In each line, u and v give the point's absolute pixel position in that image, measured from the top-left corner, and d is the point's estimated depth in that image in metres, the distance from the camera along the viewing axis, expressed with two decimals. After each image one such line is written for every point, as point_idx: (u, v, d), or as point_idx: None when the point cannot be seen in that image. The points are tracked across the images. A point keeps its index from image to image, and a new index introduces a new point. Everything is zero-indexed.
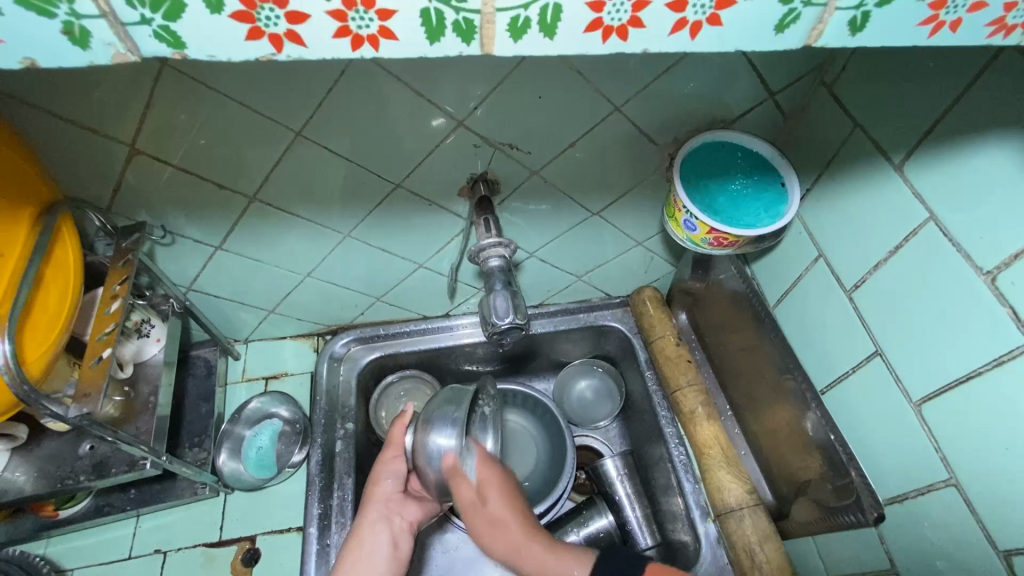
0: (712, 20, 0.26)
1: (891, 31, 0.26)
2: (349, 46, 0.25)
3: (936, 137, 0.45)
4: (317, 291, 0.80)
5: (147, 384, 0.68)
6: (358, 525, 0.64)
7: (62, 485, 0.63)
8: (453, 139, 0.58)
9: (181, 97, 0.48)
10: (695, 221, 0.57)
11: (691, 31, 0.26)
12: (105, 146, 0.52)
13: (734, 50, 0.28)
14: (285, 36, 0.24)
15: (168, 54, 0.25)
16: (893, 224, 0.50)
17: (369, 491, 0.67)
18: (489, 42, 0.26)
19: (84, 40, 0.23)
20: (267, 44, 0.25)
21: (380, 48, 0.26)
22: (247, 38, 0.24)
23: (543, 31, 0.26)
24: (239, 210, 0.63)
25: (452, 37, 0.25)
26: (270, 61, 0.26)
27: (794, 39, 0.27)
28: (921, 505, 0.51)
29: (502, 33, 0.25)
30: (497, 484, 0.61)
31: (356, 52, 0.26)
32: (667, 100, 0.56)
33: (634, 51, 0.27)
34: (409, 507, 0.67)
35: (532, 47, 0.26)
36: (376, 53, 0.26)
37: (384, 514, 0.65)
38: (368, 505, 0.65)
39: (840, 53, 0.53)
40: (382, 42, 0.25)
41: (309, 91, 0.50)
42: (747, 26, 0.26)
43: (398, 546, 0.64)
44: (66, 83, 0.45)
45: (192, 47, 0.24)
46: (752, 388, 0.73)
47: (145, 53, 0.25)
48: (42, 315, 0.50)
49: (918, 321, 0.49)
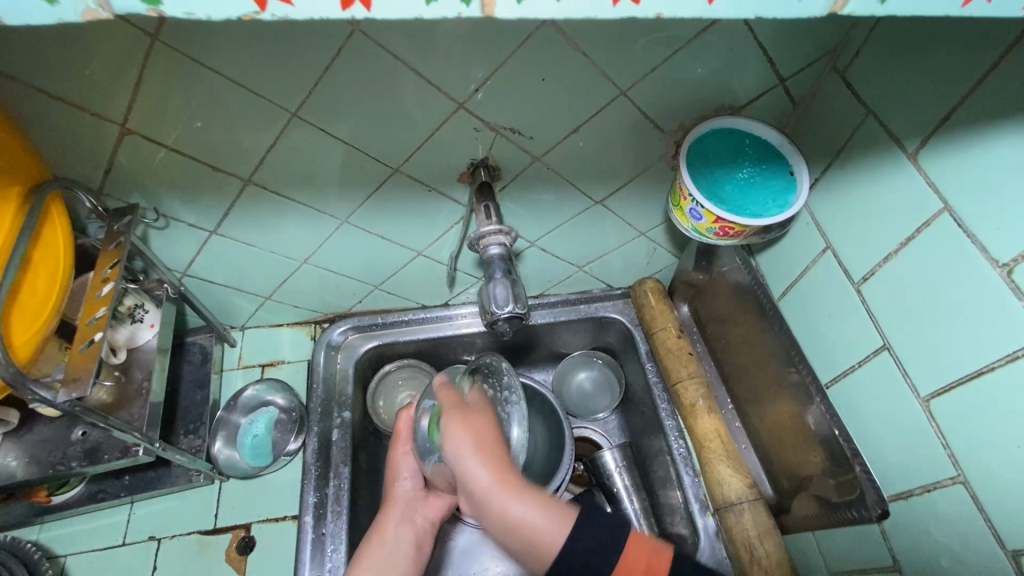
0: None
1: (920, 2, 0.25)
2: (339, 5, 0.24)
3: (952, 124, 0.44)
4: (314, 278, 0.79)
5: (140, 369, 0.67)
6: (380, 523, 0.66)
7: (54, 471, 0.62)
8: (454, 122, 0.56)
9: (172, 74, 0.47)
10: (701, 210, 0.56)
11: None
12: (95, 125, 0.50)
13: (753, 17, 0.26)
14: None
15: (145, 10, 0.23)
16: (906, 215, 0.49)
17: (391, 493, 0.68)
18: (490, 3, 0.24)
19: None
20: (251, 2, 0.23)
21: (374, 8, 0.24)
22: None
23: None
24: (234, 193, 0.61)
25: None
26: (256, 20, 0.24)
27: (818, 5, 0.25)
28: (926, 502, 0.50)
29: None
30: (475, 465, 0.48)
31: (348, 12, 0.24)
32: (674, 85, 0.55)
33: (646, 17, 0.25)
34: (428, 506, 0.68)
35: (537, 10, 0.25)
36: (371, 13, 0.24)
37: (407, 514, 0.67)
38: (390, 510, 0.66)
39: (854, 38, 0.52)
40: (376, 1, 0.24)
41: (305, 70, 0.48)
42: None
43: (421, 546, 0.66)
44: (52, 57, 0.44)
45: (170, 4, 0.23)
46: (755, 382, 0.72)
47: (118, 9, 0.23)
48: (30, 298, 0.49)
49: (929, 315, 0.48)
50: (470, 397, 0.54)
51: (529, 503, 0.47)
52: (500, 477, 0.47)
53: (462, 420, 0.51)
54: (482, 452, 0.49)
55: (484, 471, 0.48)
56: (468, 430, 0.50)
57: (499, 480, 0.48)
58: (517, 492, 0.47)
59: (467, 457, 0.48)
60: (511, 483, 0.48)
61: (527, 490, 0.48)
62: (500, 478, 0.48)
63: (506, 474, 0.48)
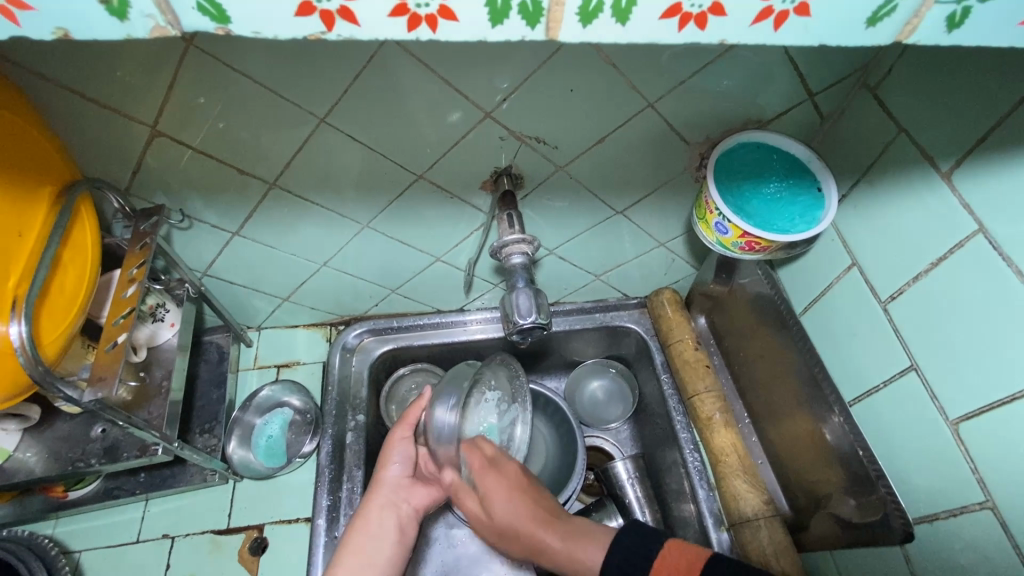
0: (797, 10, 0.24)
1: (988, 30, 0.25)
2: (405, 26, 0.24)
3: (988, 146, 0.44)
4: (332, 280, 0.79)
5: (160, 368, 0.67)
6: (362, 510, 0.65)
7: (74, 468, 0.63)
8: (480, 130, 0.56)
9: (205, 77, 0.47)
10: (728, 224, 0.56)
11: (775, 22, 0.24)
12: (125, 126, 0.51)
13: (816, 44, 0.26)
14: (338, 12, 0.23)
15: (212, 28, 0.23)
16: (938, 234, 0.48)
17: (376, 478, 0.67)
18: (555, 26, 0.24)
19: (124, 11, 0.22)
20: (318, 21, 0.23)
21: (438, 30, 0.24)
22: (298, 13, 0.23)
23: (616, 16, 0.24)
24: (258, 195, 0.61)
25: (517, 19, 0.24)
26: (320, 39, 0.24)
27: (883, 35, 0.25)
28: (953, 527, 0.49)
29: (571, 18, 0.24)
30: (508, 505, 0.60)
31: (411, 33, 0.24)
32: (703, 99, 0.55)
33: (709, 42, 0.25)
34: (416, 493, 0.68)
35: (600, 34, 0.25)
36: (434, 34, 0.25)
37: (391, 501, 0.66)
38: (374, 493, 0.66)
39: (887, 55, 0.51)
40: (441, 23, 0.24)
41: (335, 76, 0.48)
42: (834, 18, 0.24)
43: (405, 531, 0.65)
44: (89, 60, 0.44)
45: (237, 22, 0.23)
46: (773, 397, 0.71)
47: (186, 27, 0.23)
48: (59, 298, 0.49)
49: (961, 339, 0.47)
50: (508, 469, 0.61)
51: (567, 544, 0.58)
52: (533, 521, 0.59)
53: (492, 494, 0.60)
54: (512, 500, 0.60)
55: (557, 538, 0.58)
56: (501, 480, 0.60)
57: (533, 523, 0.59)
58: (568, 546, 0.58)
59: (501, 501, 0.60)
60: (540, 514, 0.60)
61: (581, 540, 0.58)
62: (546, 530, 0.59)
63: (536, 514, 0.60)
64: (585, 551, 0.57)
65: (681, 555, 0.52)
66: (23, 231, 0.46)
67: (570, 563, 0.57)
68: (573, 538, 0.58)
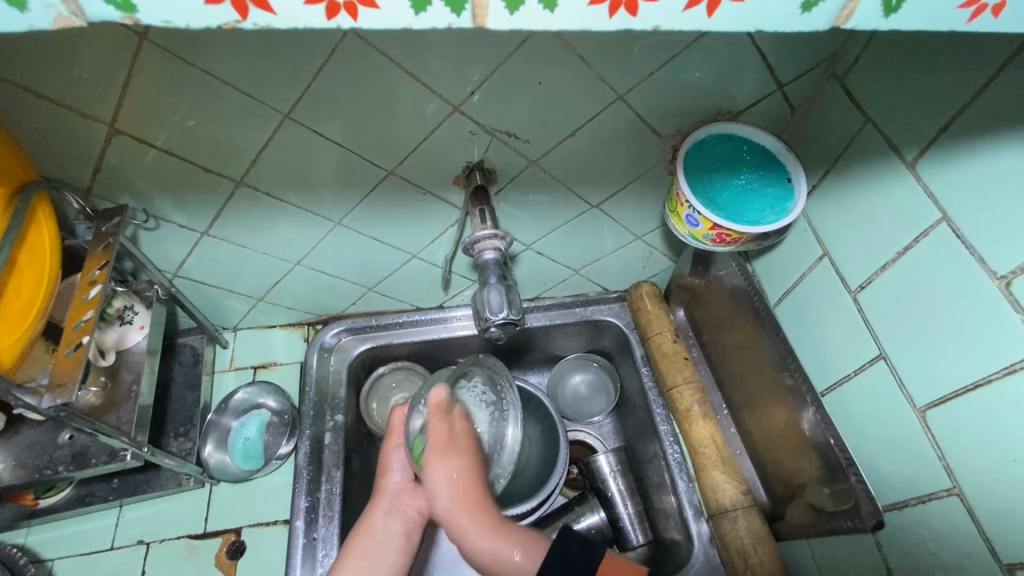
0: None
1: (925, 15, 0.25)
2: (324, 15, 0.23)
3: (951, 135, 0.44)
4: (307, 279, 0.78)
5: (129, 372, 0.65)
6: (367, 515, 0.66)
7: (41, 475, 0.62)
8: (449, 124, 0.55)
9: (163, 74, 0.46)
10: (698, 216, 0.56)
11: (708, 7, 0.24)
12: (86, 125, 0.49)
13: (752, 30, 0.26)
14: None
15: (119, 17, 0.22)
16: (905, 224, 0.49)
17: (379, 484, 0.68)
18: (481, 13, 0.24)
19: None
20: (231, 10, 0.23)
21: (358, 18, 0.24)
22: (208, 1, 0.22)
23: (543, 1, 0.23)
24: (226, 194, 0.60)
25: (441, 6, 0.23)
26: (236, 29, 0.24)
27: (820, 19, 0.25)
28: (922, 513, 0.50)
29: (497, 4, 0.23)
30: (451, 489, 0.54)
31: (332, 21, 0.24)
32: (673, 91, 0.54)
33: (642, 29, 0.25)
34: (417, 496, 0.68)
35: (529, 21, 0.24)
36: (355, 23, 0.24)
37: (394, 506, 0.66)
38: (378, 500, 0.66)
39: (854, 45, 0.51)
40: (362, 11, 0.23)
41: (294, 71, 0.47)
42: (766, 4, 0.24)
43: (410, 536, 0.65)
44: (42, 58, 0.43)
45: (144, 11, 0.22)
46: (750, 388, 0.72)
47: (91, 17, 0.22)
48: (14, 302, 0.48)
49: (929, 327, 0.47)
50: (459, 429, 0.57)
51: (488, 536, 0.53)
52: (467, 507, 0.54)
53: (447, 459, 0.55)
54: (455, 507, 0.54)
55: (477, 527, 0.54)
56: (452, 466, 0.54)
57: (471, 508, 0.54)
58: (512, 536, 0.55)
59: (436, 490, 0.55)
60: (478, 504, 0.54)
61: (511, 537, 0.55)
62: (484, 518, 0.54)
63: (475, 501, 0.54)
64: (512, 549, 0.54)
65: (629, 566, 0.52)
66: None
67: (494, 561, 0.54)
68: (517, 539, 0.55)
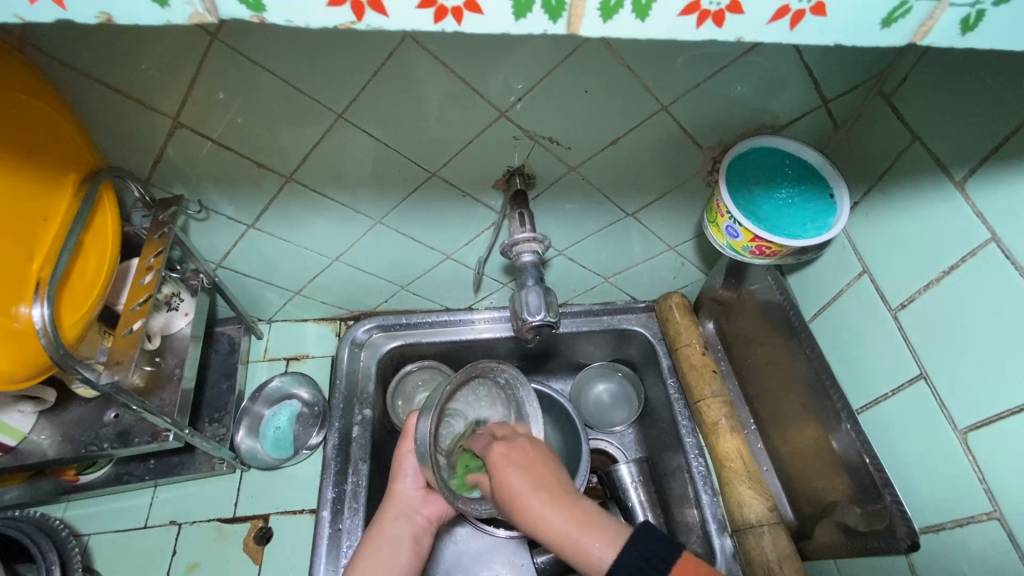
0: (813, 10, 0.25)
1: (1004, 32, 0.25)
2: (431, 18, 0.25)
3: (1002, 156, 0.44)
4: (343, 275, 0.80)
5: (173, 356, 0.68)
6: (377, 520, 0.67)
7: (87, 451, 0.64)
8: (495, 129, 0.57)
9: (227, 70, 0.48)
10: (738, 227, 0.56)
11: (792, 21, 0.25)
12: (149, 117, 0.52)
13: (831, 44, 0.26)
14: (369, 3, 0.24)
15: (248, 16, 0.24)
16: (950, 244, 0.48)
17: (391, 490, 0.69)
18: (576, 20, 0.25)
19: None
20: (349, 11, 0.24)
21: (463, 22, 0.25)
22: (331, 3, 0.24)
23: (635, 12, 0.25)
24: (275, 188, 0.63)
25: (540, 13, 0.25)
26: (350, 29, 0.25)
27: (898, 36, 0.26)
28: (959, 537, 0.49)
29: (592, 13, 0.25)
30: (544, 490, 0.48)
31: (438, 24, 0.25)
32: (716, 103, 0.55)
33: (727, 40, 0.26)
34: (428, 503, 0.69)
35: (620, 29, 0.25)
36: (459, 27, 0.25)
37: (405, 512, 0.67)
38: (388, 506, 0.67)
39: (903, 64, 0.51)
40: (466, 15, 0.25)
41: (351, 73, 0.49)
42: (849, 19, 0.25)
43: (418, 542, 0.66)
44: (116, 52, 0.45)
45: (273, 11, 0.24)
46: (779, 404, 0.71)
47: (224, 15, 0.24)
48: (80, 281, 0.51)
49: (975, 347, 0.47)
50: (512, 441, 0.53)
51: (574, 525, 0.46)
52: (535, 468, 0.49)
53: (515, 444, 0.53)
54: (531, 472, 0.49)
55: (564, 513, 0.47)
56: (524, 471, 0.49)
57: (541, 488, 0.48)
58: (581, 525, 0.46)
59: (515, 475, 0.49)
60: (552, 484, 0.49)
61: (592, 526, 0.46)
62: (553, 491, 0.48)
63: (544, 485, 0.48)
64: (589, 537, 0.46)
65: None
66: (47, 214, 0.48)
67: (564, 543, 0.46)
68: (582, 518, 0.47)
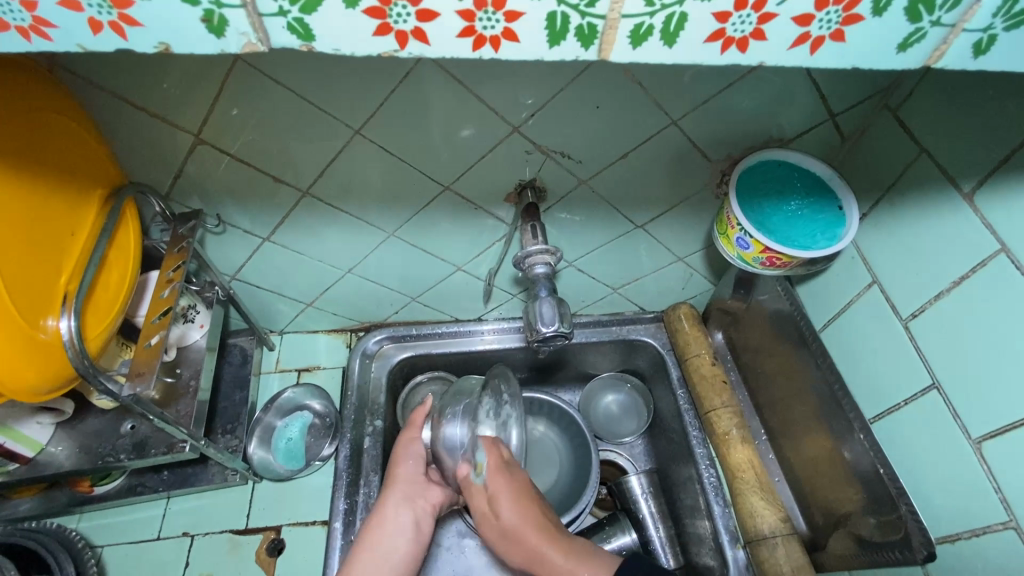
0: (832, 36, 0.26)
1: (1013, 56, 0.26)
2: (471, 46, 0.26)
3: (1008, 169, 0.45)
4: (355, 287, 0.81)
5: (189, 367, 0.68)
6: (380, 505, 0.65)
7: (103, 462, 0.65)
8: (508, 143, 0.58)
9: (248, 88, 0.49)
10: (749, 239, 0.57)
11: (812, 46, 0.26)
12: (172, 135, 0.53)
13: (849, 67, 0.27)
14: (411, 32, 0.25)
15: (299, 46, 0.26)
16: (962, 253, 0.49)
17: (392, 474, 0.67)
18: (607, 47, 0.26)
19: (221, 28, 0.24)
20: (392, 40, 0.26)
21: (500, 50, 0.26)
22: (375, 34, 0.25)
23: (663, 39, 0.26)
24: (291, 202, 0.64)
25: (573, 41, 0.26)
26: (391, 57, 0.26)
27: (914, 58, 0.27)
28: (975, 548, 0.49)
29: (622, 39, 0.26)
30: (563, 550, 0.57)
31: (476, 52, 0.27)
32: (724, 117, 0.56)
33: (748, 64, 0.27)
34: (434, 488, 0.68)
35: (648, 55, 0.26)
36: (497, 55, 0.27)
37: (408, 494, 0.66)
38: (391, 490, 0.65)
39: (907, 79, 0.53)
40: (503, 44, 0.26)
41: (370, 91, 0.51)
42: (864, 45, 0.26)
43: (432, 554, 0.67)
44: (141, 72, 0.47)
45: (321, 41, 0.25)
46: (790, 414, 0.72)
47: (275, 45, 0.26)
48: (105, 294, 0.52)
49: (988, 355, 0.47)
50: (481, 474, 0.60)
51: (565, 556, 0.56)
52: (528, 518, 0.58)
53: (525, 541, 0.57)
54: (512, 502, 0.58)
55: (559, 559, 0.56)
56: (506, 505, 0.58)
57: (538, 535, 0.57)
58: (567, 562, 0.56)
59: (512, 510, 0.58)
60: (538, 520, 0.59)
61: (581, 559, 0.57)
62: (552, 540, 0.57)
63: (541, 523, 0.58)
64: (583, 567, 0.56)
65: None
66: (74, 230, 0.49)
67: (533, 561, 0.57)
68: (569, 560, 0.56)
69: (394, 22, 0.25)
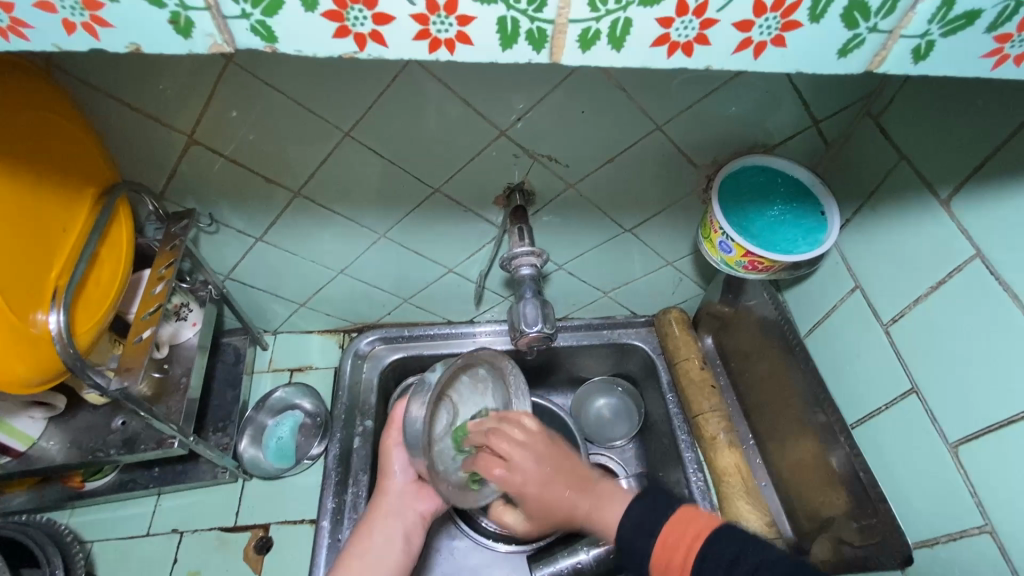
0: (774, 41, 0.27)
1: (950, 62, 0.27)
2: (426, 49, 0.27)
3: (983, 176, 0.45)
4: (347, 288, 0.82)
5: (180, 364, 0.69)
6: (371, 516, 0.68)
7: (93, 457, 0.65)
8: (495, 147, 0.59)
9: (240, 90, 0.50)
10: (732, 243, 0.57)
11: (755, 51, 0.27)
12: (166, 135, 0.54)
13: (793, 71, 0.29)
14: (370, 35, 0.26)
15: (262, 47, 0.27)
16: (940, 258, 0.49)
17: (382, 486, 0.70)
18: (559, 51, 0.27)
19: (188, 30, 0.25)
20: (352, 42, 0.27)
21: (456, 52, 0.27)
22: (336, 36, 0.26)
23: (612, 44, 0.27)
24: (283, 203, 0.65)
25: (525, 45, 0.27)
26: (353, 59, 0.27)
27: (856, 64, 0.28)
28: (952, 552, 0.49)
29: (572, 44, 0.27)
30: None
31: (432, 54, 0.27)
32: (709, 123, 0.57)
33: (696, 68, 0.28)
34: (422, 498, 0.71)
35: (599, 59, 0.27)
36: (453, 57, 0.27)
37: (398, 509, 0.68)
38: (381, 502, 0.68)
39: (888, 87, 0.53)
40: (458, 47, 0.27)
41: (359, 94, 0.52)
42: (808, 51, 0.27)
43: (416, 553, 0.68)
44: (135, 72, 0.48)
45: (284, 42, 0.26)
46: (777, 419, 0.72)
47: (241, 45, 0.27)
48: (95, 290, 0.53)
49: (964, 360, 0.48)
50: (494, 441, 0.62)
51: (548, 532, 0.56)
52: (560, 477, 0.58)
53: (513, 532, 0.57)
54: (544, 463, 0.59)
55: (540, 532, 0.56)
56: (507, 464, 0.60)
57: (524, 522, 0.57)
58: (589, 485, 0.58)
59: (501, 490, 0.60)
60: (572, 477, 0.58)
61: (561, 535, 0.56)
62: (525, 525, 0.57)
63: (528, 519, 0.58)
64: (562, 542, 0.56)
65: (682, 536, 0.50)
66: (67, 226, 0.50)
67: None
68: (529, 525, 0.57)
69: (353, 25, 0.26)
